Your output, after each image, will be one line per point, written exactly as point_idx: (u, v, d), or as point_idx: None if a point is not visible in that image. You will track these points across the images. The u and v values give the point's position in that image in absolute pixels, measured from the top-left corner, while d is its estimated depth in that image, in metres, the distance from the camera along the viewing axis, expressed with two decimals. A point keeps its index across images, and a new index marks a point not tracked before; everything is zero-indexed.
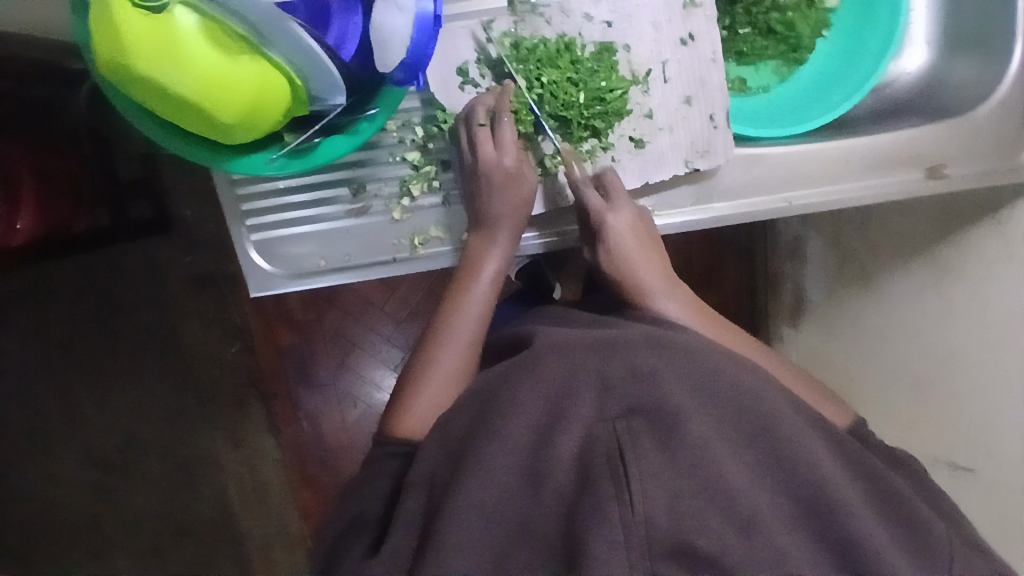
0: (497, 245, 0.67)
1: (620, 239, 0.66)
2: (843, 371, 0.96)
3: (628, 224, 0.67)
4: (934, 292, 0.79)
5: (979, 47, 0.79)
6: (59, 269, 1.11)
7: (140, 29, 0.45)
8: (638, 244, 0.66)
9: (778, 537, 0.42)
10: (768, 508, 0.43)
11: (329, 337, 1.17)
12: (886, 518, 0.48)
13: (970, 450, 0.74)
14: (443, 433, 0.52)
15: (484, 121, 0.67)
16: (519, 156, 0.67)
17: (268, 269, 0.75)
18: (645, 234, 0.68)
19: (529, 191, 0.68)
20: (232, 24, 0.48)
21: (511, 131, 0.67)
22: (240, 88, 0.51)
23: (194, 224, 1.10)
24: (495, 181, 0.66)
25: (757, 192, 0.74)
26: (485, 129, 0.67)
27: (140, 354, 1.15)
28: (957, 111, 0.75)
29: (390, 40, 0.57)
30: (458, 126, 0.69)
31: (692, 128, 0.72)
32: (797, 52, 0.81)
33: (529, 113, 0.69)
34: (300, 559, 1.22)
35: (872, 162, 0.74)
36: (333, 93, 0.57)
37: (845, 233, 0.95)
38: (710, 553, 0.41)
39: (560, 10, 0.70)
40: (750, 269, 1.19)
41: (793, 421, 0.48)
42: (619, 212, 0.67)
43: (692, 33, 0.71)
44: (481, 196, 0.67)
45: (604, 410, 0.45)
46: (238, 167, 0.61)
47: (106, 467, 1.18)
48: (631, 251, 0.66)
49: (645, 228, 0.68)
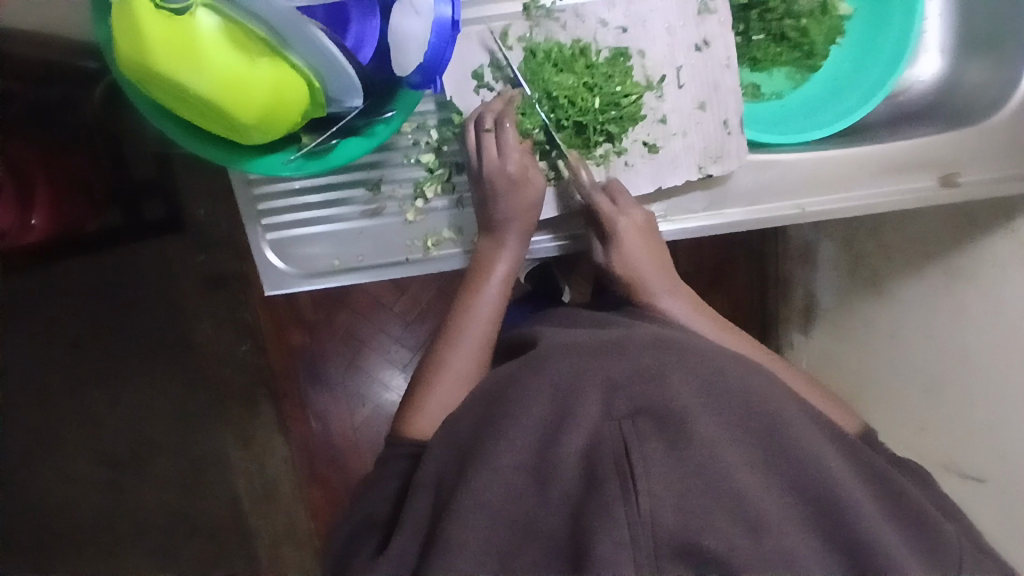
0: (505, 251, 0.68)
1: (631, 241, 0.67)
2: (854, 378, 0.95)
3: (637, 225, 0.67)
4: (948, 298, 0.79)
5: (995, 54, 0.78)
6: (74, 266, 1.12)
7: (162, 31, 0.46)
8: (648, 248, 0.67)
9: (785, 539, 0.42)
10: (776, 510, 0.43)
11: (339, 336, 1.17)
12: (897, 524, 0.48)
13: (984, 457, 0.74)
14: (450, 434, 0.53)
15: (491, 127, 0.67)
16: (524, 160, 0.67)
17: (282, 268, 0.76)
18: (652, 233, 0.68)
19: (537, 195, 0.68)
20: (252, 27, 0.49)
21: (515, 135, 0.66)
22: (259, 90, 0.51)
23: (207, 224, 1.11)
24: (498, 190, 0.66)
25: (768, 198, 0.74)
26: (491, 135, 0.67)
27: (151, 352, 1.16)
28: (972, 118, 0.75)
29: (408, 45, 0.58)
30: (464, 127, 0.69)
31: (706, 132, 0.72)
32: (812, 58, 0.81)
33: (536, 113, 0.69)
34: (307, 558, 1.23)
35: (886, 167, 0.74)
36: (350, 93, 0.58)
37: (858, 239, 0.95)
38: (718, 554, 0.40)
39: (575, 15, 0.71)
40: (761, 273, 1.19)
41: (802, 426, 0.48)
42: (629, 214, 0.68)
43: (706, 39, 0.71)
44: (489, 204, 0.67)
45: (611, 409, 0.45)
46: (257, 168, 0.62)
47: (116, 464, 1.19)
48: (641, 253, 0.67)
49: (653, 232, 0.69)
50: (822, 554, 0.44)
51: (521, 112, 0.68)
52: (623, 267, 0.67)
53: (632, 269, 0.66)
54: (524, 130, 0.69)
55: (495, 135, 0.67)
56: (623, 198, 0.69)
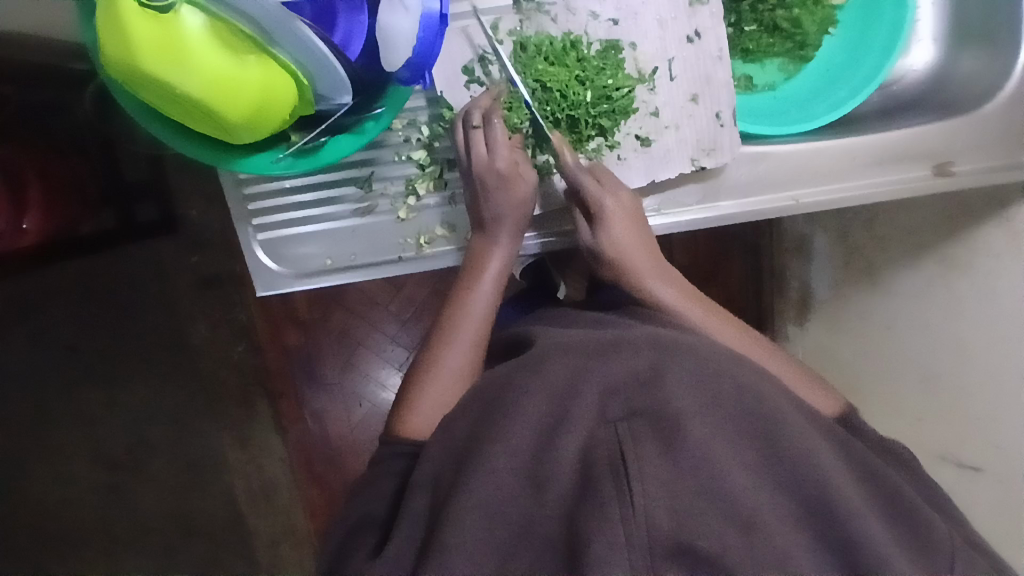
0: (498, 248, 0.67)
1: (620, 224, 0.66)
2: (851, 370, 0.95)
3: (639, 236, 0.66)
4: (943, 289, 0.79)
5: (987, 43, 0.78)
6: (67, 268, 1.12)
7: (146, 28, 0.45)
8: (635, 230, 0.66)
9: (779, 537, 0.42)
10: (769, 507, 0.43)
11: (334, 336, 1.17)
12: (891, 519, 0.48)
13: (980, 448, 0.74)
14: (445, 434, 0.53)
15: (478, 124, 0.66)
16: (513, 157, 0.67)
17: (275, 269, 0.75)
18: (654, 246, 0.67)
19: (528, 189, 0.67)
20: (238, 24, 0.48)
21: (502, 131, 0.66)
22: (247, 89, 0.51)
23: (200, 224, 1.10)
24: (487, 184, 0.66)
25: (761, 190, 0.74)
26: (478, 132, 0.66)
27: (146, 353, 1.15)
28: (965, 107, 0.75)
29: (397, 40, 0.57)
30: (454, 124, 0.69)
31: (698, 125, 0.72)
32: (804, 49, 0.80)
33: (525, 107, 0.69)
34: (306, 557, 1.22)
35: (879, 158, 0.73)
36: (338, 90, 0.57)
37: (852, 231, 0.95)
38: (711, 554, 0.40)
39: (566, 8, 0.70)
40: (756, 265, 1.19)
41: (795, 421, 0.48)
42: (617, 196, 0.67)
43: (698, 31, 0.71)
44: (481, 204, 0.67)
45: (606, 411, 0.46)
46: (245, 168, 0.61)
47: (112, 466, 1.19)
48: (630, 237, 0.66)
49: (639, 214, 0.68)
50: (817, 552, 0.43)
51: (508, 107, 0.68)
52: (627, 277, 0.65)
53: (622, 255, 0.65)
54: (513, 125, 0.69)
55: (483, 131, 0.66)
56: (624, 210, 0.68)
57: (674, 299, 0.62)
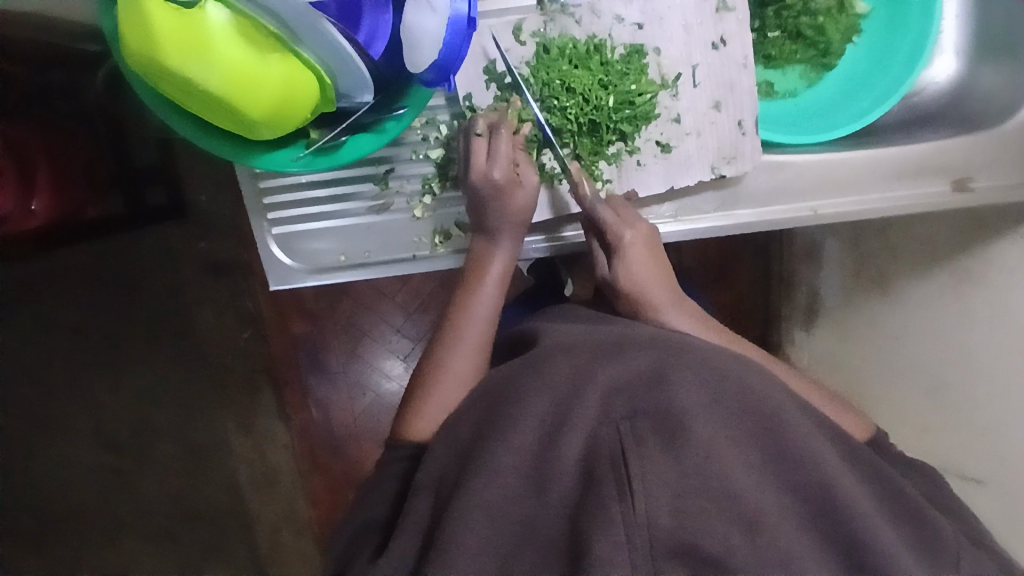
0: (499, 252, 0.67)
1: (636, 255, 0.64)
2: (858, 378, 0.95)
3: (643, 239, 0.65)
4: (954, 299, 0.78)
5: (1011, 57, 0.78)
6: (76, 250, 1.11)
7: (171, 23, 0.45)
8: (650, 261, 0.65)
9: (783, 538, 0.42)
10: (774, 509, 0.43)
11: (340, 326, 1.17)
12: (907, 538, 0.47)
13: (983, 460, 0.74)
14: (451, 435, 0.53)
15: (481, 131, 0.66)
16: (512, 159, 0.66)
17: (289, 263, 0.75)
18: (655, 249, 0.66)
19: (528, 200, 0.66)
20: (262, 20, 0.48)
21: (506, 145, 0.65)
22: (268, 85, 0.50)
23: (208, 211, 1.10)
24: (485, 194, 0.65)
25: (780, 199, 0.73)
26: (481, 139, 0.66)
27: (153, 338, 1.15)
28: (986, 122, 0.75)
29: (421, 41, 0.56)
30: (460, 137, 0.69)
31: (720, 132, 0.71)
32: (827, 57, 0.80)
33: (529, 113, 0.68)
34: (307, 544, 1.23)
35: (900, 170, 0.73)
36: (360, 89, 0.56)
37: (864, 238, 0.95)
38: (714, 555, 0.40)
39: (590, 11, 0.69)
40: (766, 268, 1.19)
41: (806, 432, 0.48)
42: (634, 227, 0.65)
43: (723, 37, 0.70)
44: (482, 202, 0.65)
45: (609, 412, 0.45)
46: (263, 163, 0.60)
47: (116, 448, 1.19)
48: (647, 270, 0.64)
49: (656, 246, 0.67)
50: (821, 552, 0.43)
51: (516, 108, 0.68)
52: (625, 279, 0.64)
53: (639, 291, 0.64)
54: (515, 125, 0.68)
55: (486, 139, 0.66)
56: (621, 212, 0.66)
57: (694, 331, 0.62)
